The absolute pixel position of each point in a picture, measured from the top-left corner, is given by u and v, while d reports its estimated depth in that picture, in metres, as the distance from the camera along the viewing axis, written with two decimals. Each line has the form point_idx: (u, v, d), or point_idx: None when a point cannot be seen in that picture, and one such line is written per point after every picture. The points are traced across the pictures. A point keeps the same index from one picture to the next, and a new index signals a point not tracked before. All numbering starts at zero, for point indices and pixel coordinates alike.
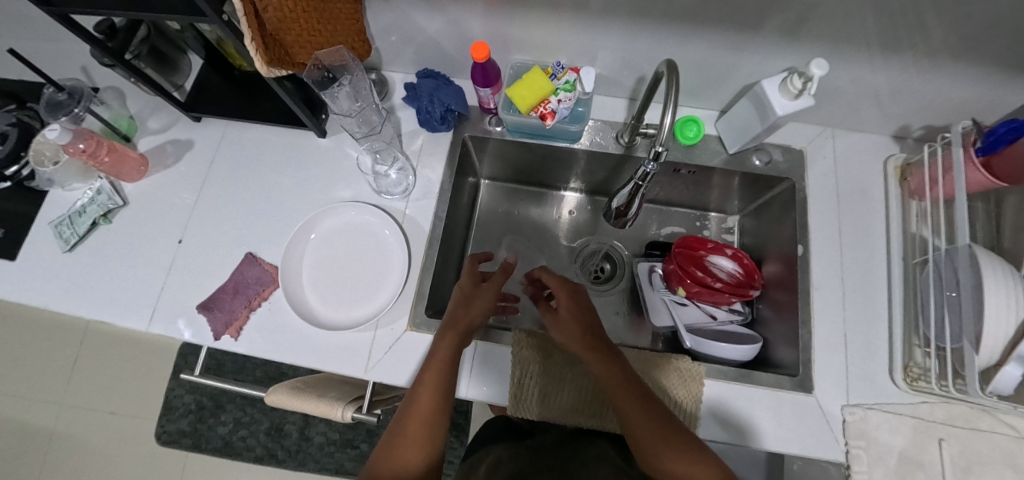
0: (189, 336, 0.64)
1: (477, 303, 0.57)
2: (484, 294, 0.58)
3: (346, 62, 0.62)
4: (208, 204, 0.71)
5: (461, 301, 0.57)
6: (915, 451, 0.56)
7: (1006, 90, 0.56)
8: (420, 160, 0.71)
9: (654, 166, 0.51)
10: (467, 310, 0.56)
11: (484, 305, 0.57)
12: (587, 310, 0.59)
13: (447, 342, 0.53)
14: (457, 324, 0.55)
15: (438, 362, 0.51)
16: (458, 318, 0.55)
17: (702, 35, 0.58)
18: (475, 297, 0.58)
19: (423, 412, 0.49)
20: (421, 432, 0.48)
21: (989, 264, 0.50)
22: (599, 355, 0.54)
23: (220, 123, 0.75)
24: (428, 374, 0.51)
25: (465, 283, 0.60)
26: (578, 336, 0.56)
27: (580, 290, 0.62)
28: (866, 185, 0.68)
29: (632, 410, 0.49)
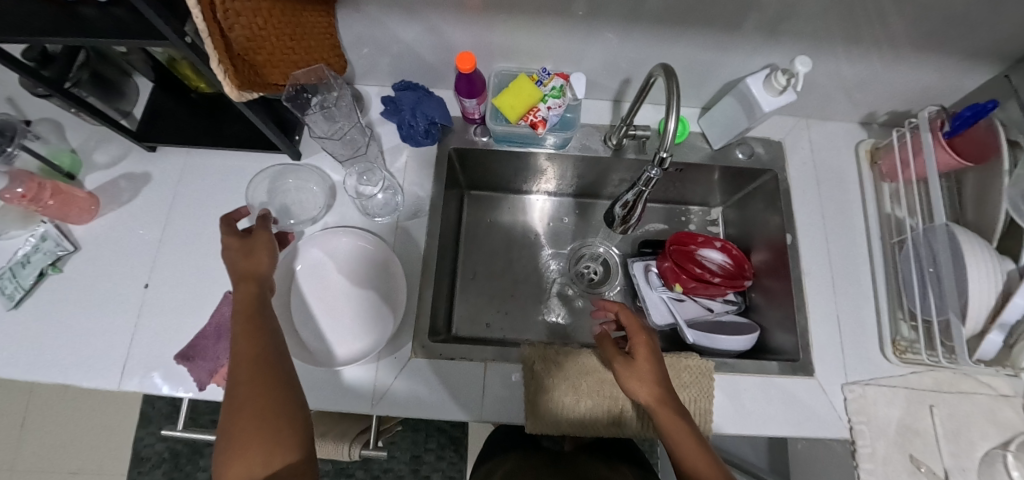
0: (167, 389, 0.59)
1: (256, 251, 0.51)
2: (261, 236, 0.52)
3: (326, 80, 0.61)
4: (175, 241, 0.65)
5: (241, 258, 0.50)
6: (910, 420, 0.60)
7: (963, 75, 0.60)
8: (406, 177, 0.67)
9: (658, 172, 0.51)
10: (253, 260, 0.51)
11: (266, 250, 0.52)
12: (655, 351, 0.51)
13: (243, 292, 0.48)
14: (252, 273, 0.50)
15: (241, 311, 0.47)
16: (251, 269, 0.50)
17: (686, 36, 0.59)
18: (253, 246, 0.51)
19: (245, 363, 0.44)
20: (257, 380, 0.42)
21: (966, 240, 0.53)
22: (670, 414, 0.47)
23: (180, 152, 0.69)
24: (240, 326, 0.46)
25: (230, 239, 0.51)
26: (649, 391, 0.49)
27: (654, 335, 0.53)
28: (841, 171, 0.71)
29: (691, 464, 0.43)
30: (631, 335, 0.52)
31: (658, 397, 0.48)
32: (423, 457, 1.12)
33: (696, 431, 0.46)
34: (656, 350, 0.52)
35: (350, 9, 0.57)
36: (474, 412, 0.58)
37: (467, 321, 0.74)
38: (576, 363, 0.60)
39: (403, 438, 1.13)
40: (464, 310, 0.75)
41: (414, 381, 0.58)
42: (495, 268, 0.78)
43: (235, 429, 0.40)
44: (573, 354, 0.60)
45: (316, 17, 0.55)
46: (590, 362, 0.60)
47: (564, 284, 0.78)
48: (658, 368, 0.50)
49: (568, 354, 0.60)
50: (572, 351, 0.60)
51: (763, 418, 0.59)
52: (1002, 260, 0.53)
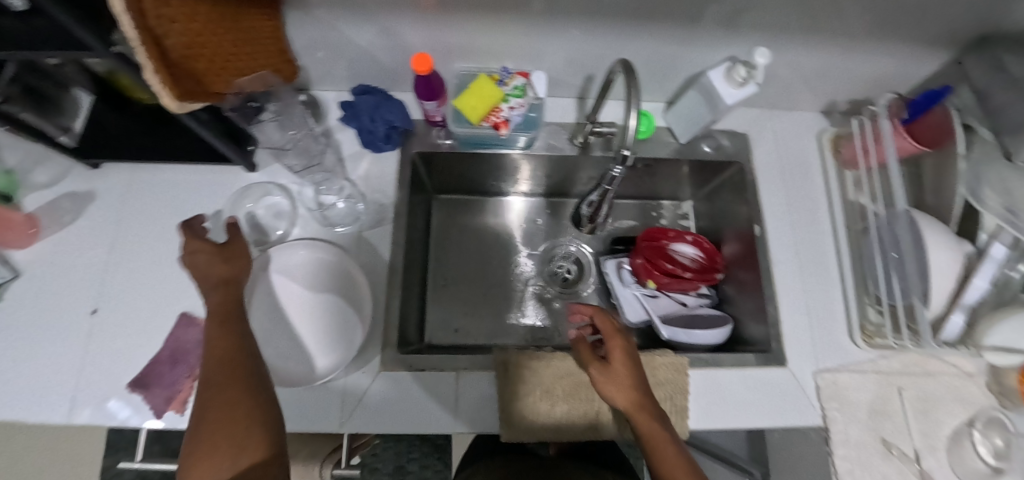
0: (116, 420, 0.55)
1: (230, 258, 0.50)
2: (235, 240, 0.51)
3: (270, 87, 0.58)
4: (124, 263, 0.62)
5: (214, 265, 0.49)
6: (881, 403, 0.61)
7: (917, 62, 0.61)
8: (368, 184, 0.65)
9: (622, 170, 0.50)
10: (228, 266, 0.49)
11: (240, 254, 0.51)
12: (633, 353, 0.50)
13: (218, 299, 0.47)
14: (224, 277, 0.49)
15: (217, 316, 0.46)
16: (226, 275, 0.49)
17: (645, 30, 0.58)
18: (225, 250, 0.50)
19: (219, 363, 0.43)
20: (231, 380, 0.42)
21: (925, 224, 0.54)
22: (648, 422, 0.45)
23: (126, 168, 0.65)
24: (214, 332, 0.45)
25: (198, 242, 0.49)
26: (627, 398, 0.46)
27: (630, 337, 0.51)
28: (805, 160, 0.71)
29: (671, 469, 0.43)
30: (607, 338, 0.50)
31: (638, 407, 0.46)
32: (407, 467, 1.09)
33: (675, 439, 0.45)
34: (633, 353, 0.50)
35: (298, 12, 0.54)
36: (448, 423, 0.56)
37: (441, 328, 0.73)
38: (548, 367, 0.59)
39: (385, 449, 1.10)
40: (437, 318, 0.73)
41: (383, 396, 0.57)
42: (467, 273, 0.77)
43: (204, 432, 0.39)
44: (549, 356, 0.59)
45: (258, 20, 0.52)
46: (562, 366, 0.59)
47: (539, 285, 0.77)
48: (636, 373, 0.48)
49: (540, 358, 0.59)
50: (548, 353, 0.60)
51: (739, 410, 0.59)
52: (961, 243, 0.54)
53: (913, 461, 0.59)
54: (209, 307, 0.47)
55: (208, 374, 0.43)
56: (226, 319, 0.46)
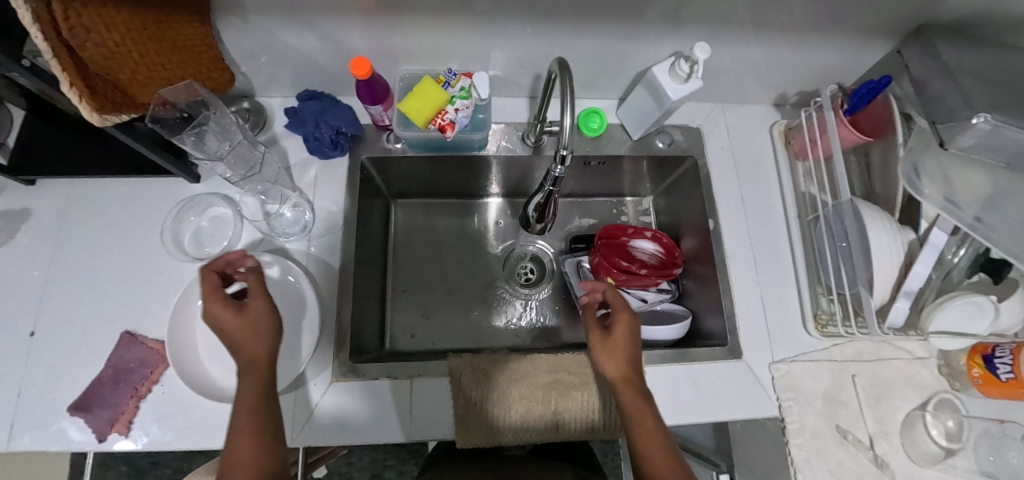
0: (58, 446, 0.53)
1: (254, 326, 0.46)
2: (259, 308, 0.47)
3: (202, 97, 0.55)
4: (62, 282, 0.59)
5: (240, 337, 0.45)
6: (835, 391, 0.61)
7: (859, 53, 0.62)
8: (317, 191, 0.64)
9: (562, 170, 0.50)
10: (256, 340, 0.45)
11: (266, 321, 0.47)
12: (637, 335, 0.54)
13: (251, 382, 0.44)
14: (255, 355, 0.45)
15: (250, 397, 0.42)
16: (255, 353, 0.45)
17: (590, 28, 0.57)
18: (252, 322, 0.46)
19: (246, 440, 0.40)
20: None
21: (869, 213, 0.54)
22: (631, 394, 0.48)
23: (62, 183, 0.63)
24: (241, 420, 0.41)
25: (224, 313, 0.45)
26: (615, 367, 0.51)
27: (637, 315, 0.55)
28: (758, 153, 0.72)
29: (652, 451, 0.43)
30: (614, 311, 0.55)
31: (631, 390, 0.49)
32: (383, 474, 1.09)
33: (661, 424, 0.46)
34: (635, 332, 0.54)
35: (230, 19, 0.53)
36: (402, 432, 0.55)
37: (402, 334, 0.72)
38: (507, 369, 0.59)
39: (360, 458, 1.09)
40: (397, 324, 0.72)
41: (334, 407, 0.56)
42: (428, 277, 0.76)
43: None
44: (502, 361, 0.60)
45: (190, 29, 0.50)
46: (521, 367, 0.60)
47: (501, 287, 0.77)
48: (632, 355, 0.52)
49: (498, 360, 0.60)
50: (501, 359, 0.60)
51: (695, 404, 0.59)
52: (904, 231, 0.55)
53: (868, 448, 0.59)
54: (239, 393, 0.43)
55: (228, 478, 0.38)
56: (257, 403, 0.42)
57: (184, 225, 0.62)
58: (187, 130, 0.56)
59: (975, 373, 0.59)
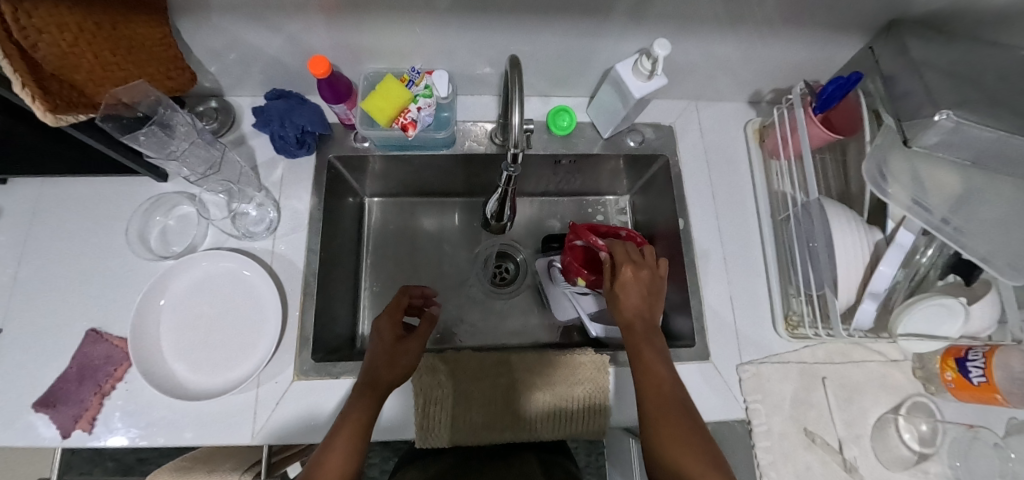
0: (24, 442, 0.53)
1: (396, 358, 0.52)
2: (406, 348, 0.53)
3: (154, 98, 0.53)
4: (31, 280, 0.59)
5: (382, 358, 0.52)
6: (804, 394, 0.60)
7: (830, 51, 0.61)
8: (283, 190, 0.65)
9: (515, 169, 0.49)
10: (390, 366, 0.51)
11: (405, 361, 0.53)
12: (654, 287, 0.55)
13: (363, 404, 0.48)
14: (386, 378, 0.51)
15: (362, 412, 0.48)
16: (381, 376, 0.51)
17: (554, 26, 0.57)
18: (398, 348, 0.53)
19: (340, 453, 0.45)
20: None
21: (835, 214, 0.53)
22: (640, 342, 0.51)
23: (33, 183, 0.63)
24: (352, 417, 0.47)
25: (386, 326, 0.55)
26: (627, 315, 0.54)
27: (647, 269, 0.55)
28: (731, 152, 0.72)
29: (663, 411, 0.46)
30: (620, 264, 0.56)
31: (650, 346, 0.51)
32: (366, 472, 1.09)
33: (676, 385, 0.48)
34: (646, 285, 0.55)
35: (188, 19, 0.53)
36: None
37: None
38: (467, 370, 0.59)
39: None
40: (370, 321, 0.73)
41: (296, 406, 0.56)
42: (401, 276, 0.76)
43: None
44: (463, 359, 0.59)
45: (147, 28, 0.49)
46: (483, 368, 0.59)
47: (473, 285, 0.76)
48: (648, 309, 0.54)
49: (459, 359, 0.59)
50: (463, 356, 0.60)
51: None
52: (871, 231, 0.53)
53: (837, 452, 0.58)
54: (353, 408, 0.48)
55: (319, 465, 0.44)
56: (364, 415, 0.48)
57: (151, 224, 0.63)
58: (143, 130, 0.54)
59: (948, 376, 0.57)
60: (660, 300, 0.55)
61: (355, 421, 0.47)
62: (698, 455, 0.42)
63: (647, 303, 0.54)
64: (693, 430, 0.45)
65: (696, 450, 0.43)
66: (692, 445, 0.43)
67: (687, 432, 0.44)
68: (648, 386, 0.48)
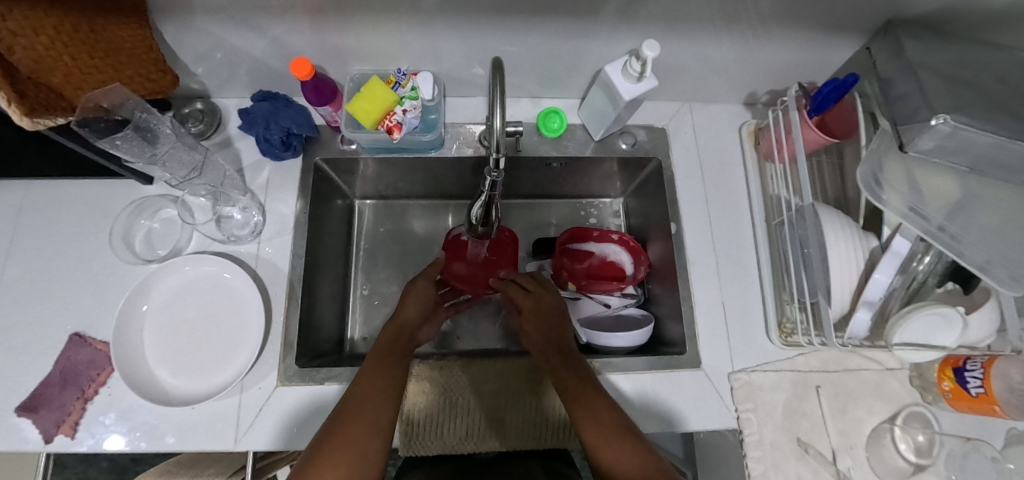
0: (6, 446, 0.53)
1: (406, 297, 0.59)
2: (420, 289, 0.60)
3: (128, 99, 0.52)
4: (15, 282, 0.59)
5: (403, 295, 0.60)
6: (797, 403, 0.59)
7: (826, 52, 0.59)
8: (269, 193, 0.65)
9: (499, 175, 0.46)
10: (406, 305, 0.58)
11: (420, 301, 0.59)
12: (551, 311, 0.59)
13: (387, 336, 0.53)
14: (401, 316, 0.56)
15: (383, 346, 0.51)
16: (399, 313, 0.57)
17: (541, 27, 0.55)
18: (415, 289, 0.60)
19: (372, 380, 0.46)
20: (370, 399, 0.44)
21: (829, 220, 0.52)
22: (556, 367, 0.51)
23: (19, 185, 0.63)
24: (378, 347, 0.51)
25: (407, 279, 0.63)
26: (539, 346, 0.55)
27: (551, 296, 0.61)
28: (725, 154, 0.70)
29: (587, 417, 0.44)
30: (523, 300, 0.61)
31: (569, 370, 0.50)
32: None
33: (601, 396, 0.46)
34: (547, 312, 0.59)
35: (170, 22, 0.52)
36: None
37: (361, 338, 0.71)
38: (451, 380, 0.58)
39: None
40: (359, 324, 0.72)
41: (279, 412, 0.55)
42: (391, 279, 0.75)
43: (329, 437, 0.40)
44: (455, 366, 0.59)
45: (126, 30, 0.48)
46: (467, 378, 0.58)
47: None
48: (553, 336, 0.55)
49: (443, 368, 0.58)
50: (455, 363, 0.59)
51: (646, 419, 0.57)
52: (866, 238, 0.52)
53: (830, 463, 0.57)
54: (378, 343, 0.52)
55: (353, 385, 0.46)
56: (387, 351, 0.50)
57: (136, 227, 0.63)
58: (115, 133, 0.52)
59: (946, 386, 0.55)
60: (569, 321, 0.59)
61: (378, 355, 0.49)
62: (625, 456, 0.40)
63: (549, 330, 0.56)
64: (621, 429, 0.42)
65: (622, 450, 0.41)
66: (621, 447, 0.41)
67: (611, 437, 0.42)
68: (578, 407, 0.45)
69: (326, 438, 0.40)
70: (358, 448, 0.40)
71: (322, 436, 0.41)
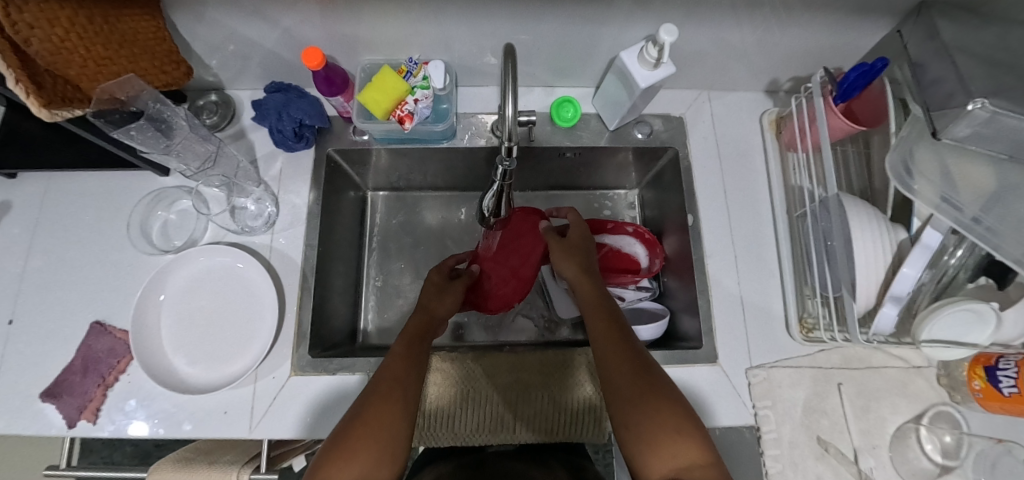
0: (32, 430, 0.54)
1: (444, 293, 0.58)
2: (453, 290, 0.59)
3: (142, 92, 0.52)
4: (41, 272, 0.60)
5: (430, 290, 0.58)
6: (817, 400, 0.57)
7: (854, 36, 0.57)
8: (282, 185, 0.65)
9: (511, 163, 0.44)
10: (440, 301, 0.57)
11: (451, 299, 0.58)
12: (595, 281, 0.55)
13: (420, 320, 0.52)
14: (429, 307, 0.55)
15: (411, 332, 0.50)
16: (430, 306, 0.55)
17: (556, 12, 0.54)
18: (446, 289, 0.59)
19: (400, 363, 0.46)
20: (404, 378, 0.44)
21: (855, 211, 0.50)
22: (606, 336, 0.47)
23: (40, 177, 0.64)
24: (412, 327, 0.51)
25: (434, 276, 0.60)
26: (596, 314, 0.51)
27: (589, 264, 0.57)
28: (745, 145, 0.68)
29: (633, 397, 0.42)
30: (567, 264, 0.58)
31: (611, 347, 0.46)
32: None
33: (642, 375, 0.43)
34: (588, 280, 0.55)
35: (183, 12, 0.52)
36: None
37: (375, 330, 0.72)
38: (466, 369, 0.58)
39: None
40: (372, 315, 0.72)
41: (293, 401, 0.55)
42: (402, 270, 0.75)
43: (365, 419, 0.40)
44: (478, 364, 0.58)
45: (139, 21, 0.49)
46: (481, 370, 0.58)
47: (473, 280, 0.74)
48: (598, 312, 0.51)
49: (463, 362, 0.58)
50: (478, 361, 0.58)
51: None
52: (894, 230, 0.50)
53: (852, 463, 0.55)
54: (409, 327, 0.51)
55: (390, 367, 0.45)
56: (417, 338, 0.49)
57: (152, 218, 0.64)
58: (131, 125, 0.52)
59: (976, 385, 0.53)
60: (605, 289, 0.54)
61: (407, 340, 0.49)
62: (674, 427, 0.40)
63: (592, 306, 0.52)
64: (674, 404, 0.41)
65: (672, 418, 0.40)
66: (669, 418, 0.40)
67: (652, 409, 0.41)
68: (621, 397, 0.43)
69: (355, 420, 0.40)
70: (388, 425, 0.40)
71: (350, 417, 0.41)
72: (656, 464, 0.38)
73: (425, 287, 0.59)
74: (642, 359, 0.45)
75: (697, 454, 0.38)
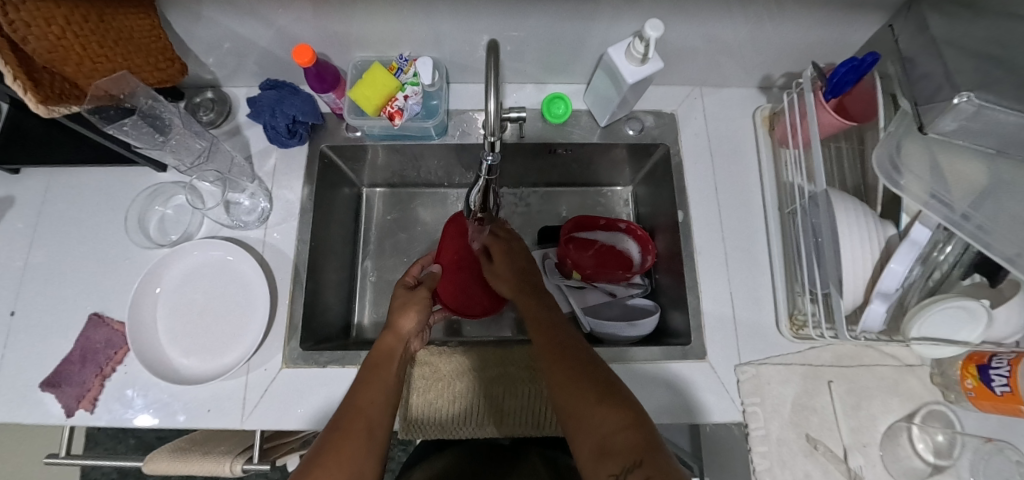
0: (33, 419, 0.56)
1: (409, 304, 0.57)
2: (419, 296, 0.58)
3: (135, 89, 0.54)
4: (43, 264, 0.62)
5: (397, 305, 0.57)
6: (806, 398, 0.57)
7: (846, 31, 0.56)
8: (276, 181, 0.66)
9: (494, 158, 0.45)
10: (406, 313, 0.56)
11: (418, 311, 0.57)
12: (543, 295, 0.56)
13: (390, 341, 0.52)
14: (397, 325, 0.54)
15: (380, 354, 0.50)
16: (398, 323, 0.55)
17: (544, 9, 0.54)
18: (410, 299, 0.58)
19: (367, 393, 0.45)
20: (371, 407, 0.44)
21: (843, 207, 0.49)
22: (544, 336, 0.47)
23: (43, 173, 0.65)
24: (387, 342, 0.52)
25: (400, 290, 0.60)
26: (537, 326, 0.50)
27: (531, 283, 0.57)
28: (738, 141, 0.68)
29: (574, 382, 0.41)
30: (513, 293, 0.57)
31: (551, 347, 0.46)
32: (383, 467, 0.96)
33: (582, 364, 0.43)
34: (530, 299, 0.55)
35: (179, 12, 0.53)
36: None
37: (368, 324, 0.72)
38: (452, 368, 0.58)
39: None
40: (365, 310, 0.73)
41: (284, 393, 0.56)
42: (395, 266, 0.75)
43: (328, 451, 0.40)
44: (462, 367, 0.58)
45: (135, 20, 0.50)
46: (468, 366, 0.58)
47: None
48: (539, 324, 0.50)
49: (450, 360, 0.58)
50: (462, 363, 0.58)
51: None
52: (883, 226, 0.49)
53: (841, 461, 0.55)
54: (377, 349, 0.51)
55: (358, 394, 0.45)
56: (383, 361, 0.49)
57: (149, 213, 0.65)
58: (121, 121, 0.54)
59: (969, 384, 0.52)
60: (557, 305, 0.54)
61: (375, 365, 0.49)
62: (594, 400, 0.39)
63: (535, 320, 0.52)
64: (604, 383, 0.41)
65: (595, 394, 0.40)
66: (591, 393, 0.40)
67: (585, 392, 0.40)
68: (564, 385, 0.42)
69: (321, 453, 0.40)
70: (351, 463, 0.39)
71: (318, 449, 0.40)
72: (593, 432, 0.38)
73: (394, 302, 0.58)
74: (581, 354, 0.44)
75: (621, 421, 0.37)
